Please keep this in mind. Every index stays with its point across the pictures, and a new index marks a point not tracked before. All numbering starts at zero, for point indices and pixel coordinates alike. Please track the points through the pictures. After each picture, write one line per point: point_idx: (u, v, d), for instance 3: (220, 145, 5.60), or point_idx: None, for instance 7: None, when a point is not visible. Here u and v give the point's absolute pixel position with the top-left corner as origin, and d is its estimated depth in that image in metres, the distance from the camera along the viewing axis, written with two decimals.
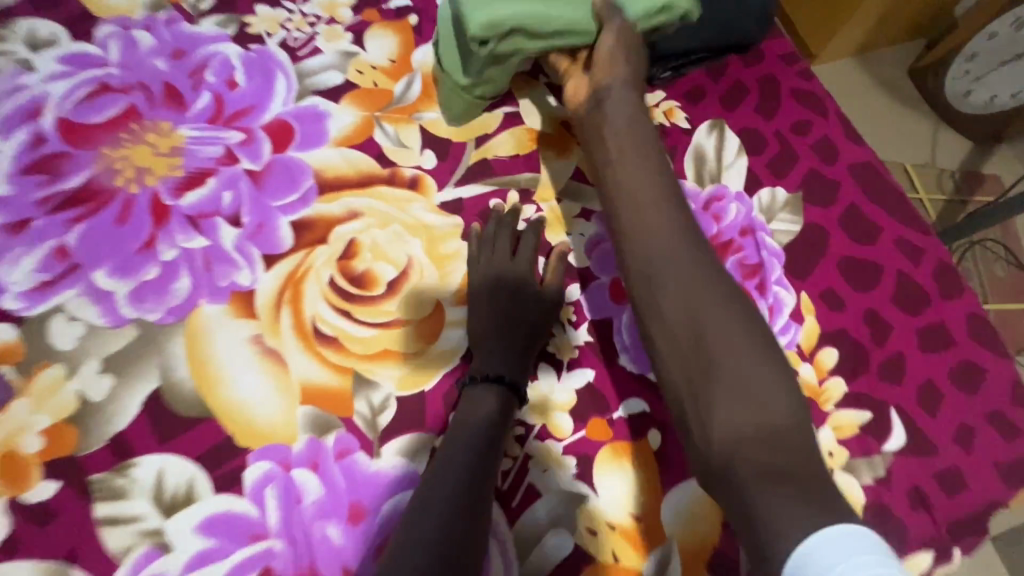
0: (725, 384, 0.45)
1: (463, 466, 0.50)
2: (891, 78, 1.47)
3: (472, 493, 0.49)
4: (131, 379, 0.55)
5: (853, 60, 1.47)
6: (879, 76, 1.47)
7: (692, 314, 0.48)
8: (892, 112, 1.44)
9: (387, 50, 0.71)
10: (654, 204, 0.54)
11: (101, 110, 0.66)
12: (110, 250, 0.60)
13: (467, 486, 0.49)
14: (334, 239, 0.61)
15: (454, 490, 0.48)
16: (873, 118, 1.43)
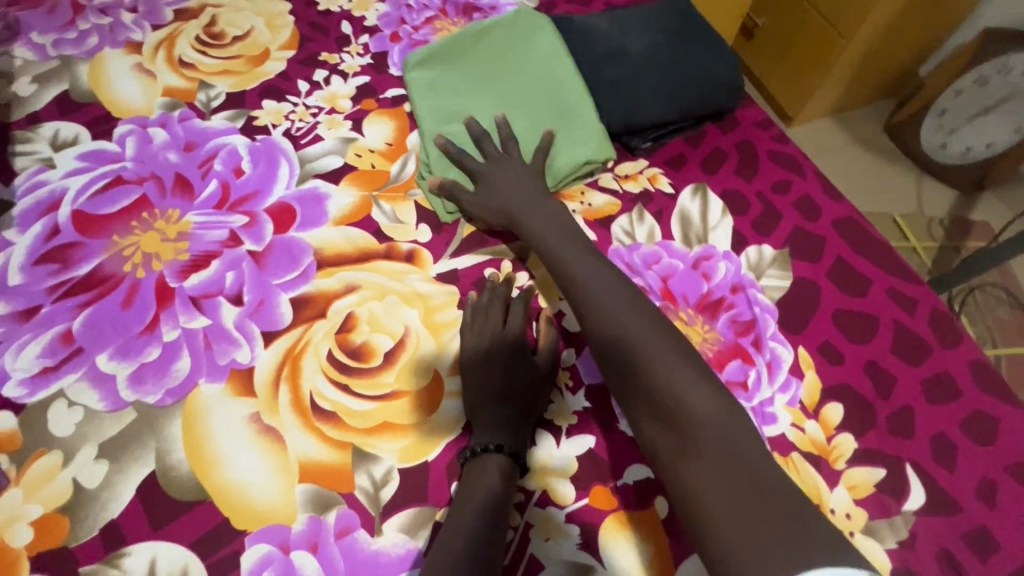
0: (729, 517, 0.36)
1: (467, 538, 0.47)
2: (869, 135, 1.54)
3: (477, 567, 0.46)
4: (127, 463, 0.55)
5: (830, 119, 1.55)
6: (857, 134, 1.54)
7: (651, 374, 0.46)
8: (874, 165, 1.49)
9: (384, 135, 0.76)
10: (594, 269, 0.56)
11: (115, 201, 0.70)
12: (113, 333, 0.61)
13: (470, 560, 0.46)
14: (333, 314, 0.62)
15: (458, 563, 0.45)
16: (857, 172, 1.48)
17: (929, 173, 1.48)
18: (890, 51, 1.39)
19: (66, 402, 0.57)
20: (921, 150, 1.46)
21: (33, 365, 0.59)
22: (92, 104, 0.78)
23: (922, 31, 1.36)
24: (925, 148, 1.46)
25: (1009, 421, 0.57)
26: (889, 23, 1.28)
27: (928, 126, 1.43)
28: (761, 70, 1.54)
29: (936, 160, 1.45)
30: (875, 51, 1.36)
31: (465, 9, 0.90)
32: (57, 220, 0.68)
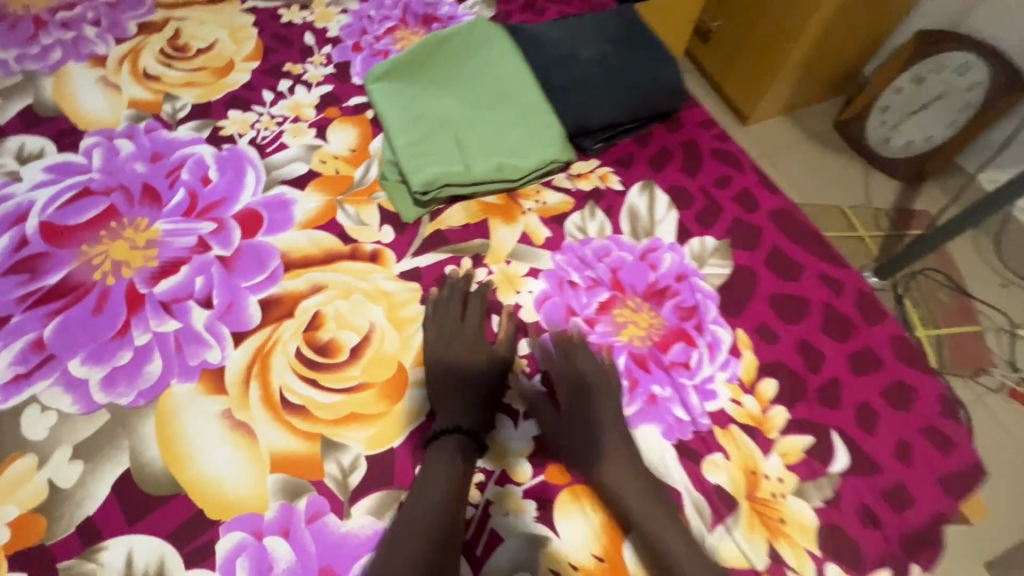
0: None
1: (433, 501, 0.53)
2: (820, 131, 1.62)
3: (440, 528, 0.51)
4: (101, 462, 0.57)
5: (783, 117, 1.63)
6: (808, 130, 1.62)
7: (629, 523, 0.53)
8: (825, 160, 1.57)
9: (347, 141, 0.79)
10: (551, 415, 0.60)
11: (83, 212, 0.72)
12: (84, 340, 0.63)
13: (435, 521, 0.52)
14: (300, 313, 0.65)
15: (420, 526, 0.51)
16: (809, 167, 1.55)
17: (876, 166, 1.57)
18: (834, 51, 1.47)
19: (40, 407, 0.59)
20: (867, 144, 1.54)
21: (5, 372, 0.61)
22: (57, 118, 0.80)
23: (863, 32, 1.45)
24: (871, 143, 1.54)
25: (924, 388, 0.63)
26: (832, 25, 1.36)
27: (873, 122, 1.51)
28: (717, 71, 1.61)
29: (882, 154, 1.53)
30: (821, 52, 1.44)
31: (424, 19, 0.93)
32: (24, 232, 0.70)
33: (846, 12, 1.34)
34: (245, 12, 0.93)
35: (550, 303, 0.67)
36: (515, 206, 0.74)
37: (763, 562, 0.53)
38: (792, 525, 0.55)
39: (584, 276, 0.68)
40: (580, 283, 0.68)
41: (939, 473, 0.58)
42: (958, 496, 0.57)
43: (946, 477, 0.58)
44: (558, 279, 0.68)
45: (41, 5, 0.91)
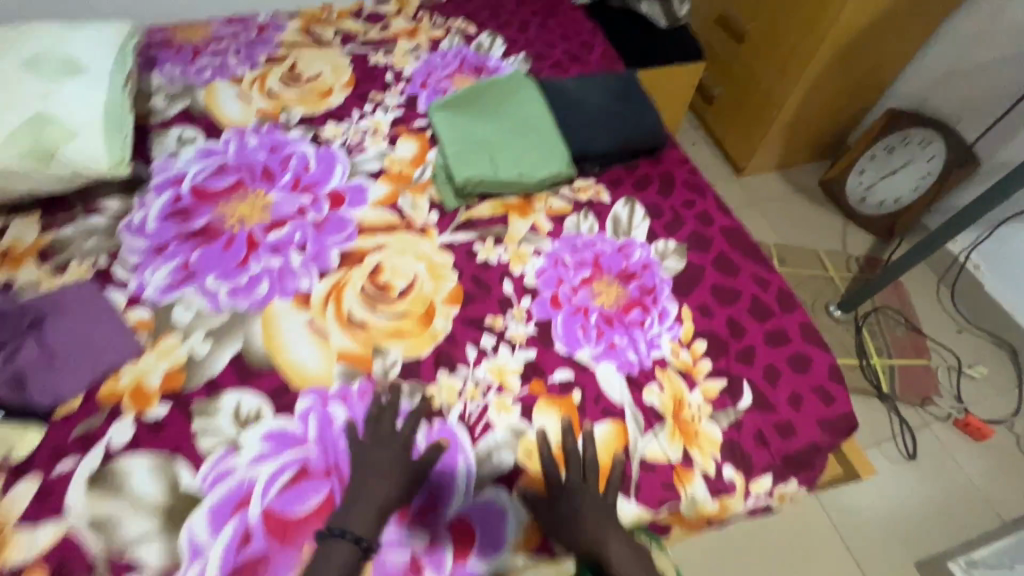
0: None
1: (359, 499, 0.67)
2: (807, 187, 1.86)
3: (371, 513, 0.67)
4: (223, 343, 0.82)
5: (775, 172, 1.88)
6: (796, 185, 1.86)
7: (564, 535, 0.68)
8: (808, 211, 1.80)
9: (411, 150, 1.07)
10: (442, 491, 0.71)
11: (221, 181, 1.01)
12: (217, 265, 0.90)
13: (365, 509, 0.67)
14: (367, 262, 0.91)
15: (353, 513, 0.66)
16: (793, 216, 1.78)
17: (854, 222, 1.78)
18: (816, 120, 1.73)
19: (186, 305, 0.86)
20: (847, 201, 1.76)
21: (165, 281, 0.88)
22: (206, 117, 1.11)
23: (842, 105, 1.71)
24: (850, 200, 1.76)
25: (819, 360, 0.84)
26: (809, 98, 1.63)
27: (851, 182, 1.74)
28: (717, 129, 1.88)
29: (859, 211, 1.75)
30: (803, 120, 1.70)
31: (475, 69, 1.23)
32: (180, 191, 0.99)
33: (821, 89, 1.61)
34: (343, 55, 1.25)
35: (546, 274, 0.91)
36: (529, 206, 0.99)
37: (677, 457, 0.74)
38: (703, 438, 0.76)
39: (574, 258, 0.93)
40: (571, 263, 0.92)
41: (820, 418, 0.79)
42: (830, 433, 0.79)
43: (824, 421, 0.79)
44: (554, 258, 0.93)
45: (199, 40, 1.24)
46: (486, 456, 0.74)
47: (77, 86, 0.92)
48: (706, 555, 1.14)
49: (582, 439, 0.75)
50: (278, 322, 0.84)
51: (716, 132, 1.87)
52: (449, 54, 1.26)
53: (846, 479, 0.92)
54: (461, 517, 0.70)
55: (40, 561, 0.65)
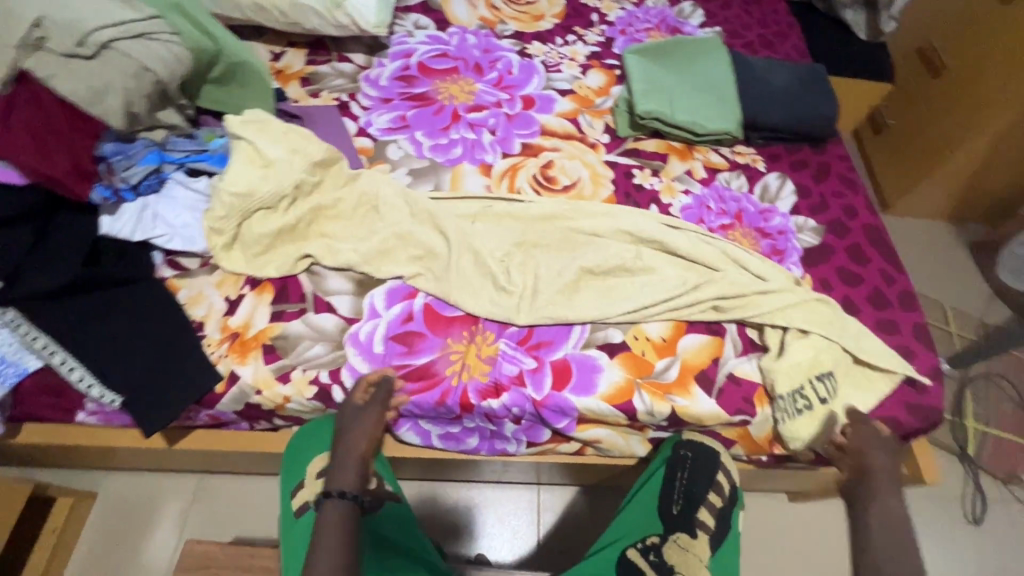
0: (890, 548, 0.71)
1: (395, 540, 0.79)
2: (964, 243, 1.69)
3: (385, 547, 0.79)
4: (419, 182, 1.02)
5: (944, 223, 1.72)
6: (965, 239, 1.70)
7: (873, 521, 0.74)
8: (959, 264, 1.66)
9: (599, 82, 1.21)
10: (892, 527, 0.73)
11: (442, 65, 1.20)
12: (425, 124, 1.10)
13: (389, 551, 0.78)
14: (542, 157, 1.07)
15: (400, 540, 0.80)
16: (938, 265, 1.65)
17: (1000, 296, 1.62)
18: (1010, 173, 1.54)
19: (397, 146, 1.07)
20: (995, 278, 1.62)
21: (385, 124, 1.10)
22: (438, 12, 1.31)
23: None
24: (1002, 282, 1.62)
25: (924, 358, 0.89)
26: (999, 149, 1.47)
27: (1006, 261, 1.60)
28: (873, 149, 1.77)
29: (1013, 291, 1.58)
30: (990, 169, 1.54)
31: (671, 31, 1.34)
32: (409, 64, 1.19)
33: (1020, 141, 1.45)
34: None
35: (688, 211, 1.02)
36: (690, 153, 1.10)
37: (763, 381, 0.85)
38: None
39: (718, 206, 1.03)
40: (714, 209, 1.02)
41: (910, 402, 0.85)
42: (921, 418, 0.84)
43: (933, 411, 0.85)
44: (700, 200, 1.03)
45: None
46: (598, 329, 0.86)
47: None
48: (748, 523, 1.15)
49: (677, 342, 0.86)
50: (541, 258, 0.90)
51: (872, 151, 1.77)
52: (651, 11, 1.37)
53: (907, 480, 0.95)
54: (565, 361, 0.83)
55: (271, 281, 0.88)
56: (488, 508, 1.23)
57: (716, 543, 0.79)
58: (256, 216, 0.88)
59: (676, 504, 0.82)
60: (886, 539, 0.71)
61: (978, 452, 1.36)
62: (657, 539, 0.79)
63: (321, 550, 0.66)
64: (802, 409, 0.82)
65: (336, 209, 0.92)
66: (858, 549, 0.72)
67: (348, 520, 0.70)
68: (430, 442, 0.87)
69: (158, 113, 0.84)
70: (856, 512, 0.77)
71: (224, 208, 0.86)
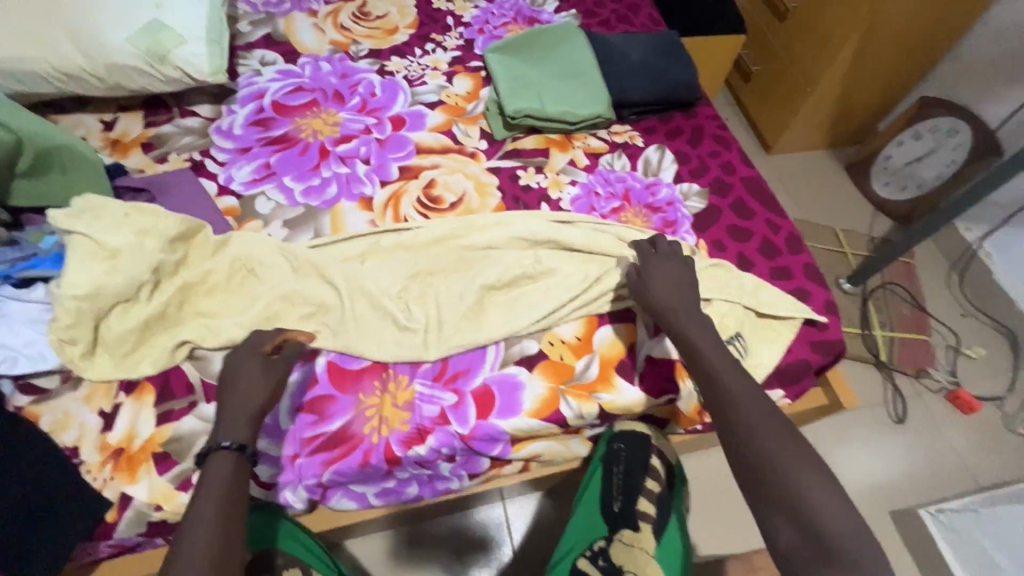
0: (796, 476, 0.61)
1: None
2: (839, 167, 1.82)
3: None
4: (297, 232, 0.96)
5: (821, 152, 1.84)
6: (841, 163, 1.82)
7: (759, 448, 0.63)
8: (840, 187, 1.78)
9: (466, 86, 1.17)
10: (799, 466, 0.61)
11: (298, 99, 1.11)
12: (292, 168, 1.02)
13: None
14: (422, 177, 1.02)
15: None
16: (822, 193, 1.76)
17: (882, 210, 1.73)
18: (865, 96, 1.66)
19: (266, 197, 0.99)
20: (872, 193, 1.73)
21: (247, 176, 1.01)
22: (284, 43, 1.21)
23: (888, 85, 1.64)
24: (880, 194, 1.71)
25: (818, 295, 0.94)
26: (850, 76, 1.58)
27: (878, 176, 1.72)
28: (746, 96, 1.85)
29: (890, 202, 1.70)
30: (846, 96, 1.65)
31: (529, 22, 1.32)
32: (261, 105, 1.10)
33: (865, 66, 1.56)
34: None
35: (579, 201, 1.01)
36: (570, 143, 1.09)
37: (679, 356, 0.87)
38: None
39: (606, 191, 1.03)
40: (603, 194, 1.02)
41: (814, 341, 0.89)
42: (826, 353, 0.89)
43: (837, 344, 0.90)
44: (588, 188, 1.03)
45: None
46: (512, 345, 0.84)
47: (186, 5, 1.05)
48: (707, 483, 1.18)
49: (592, 338, 0.86)
50: (439, 286, 0.87)
51: (745, 99, 1.85)
52: (506, 4, 1.34)
53: (829, 409, 1.01)
54: (486, 387, 0.81)
55: (149, 380, 0.79)
56: (458, 538, 1.16)
57: (657, 531, 0.84)
58: (115, 313, 0.79)
59: (616, 502, 0.87)
60: (788, 468, 0.61)
61: (888, 356, 1.48)
62: (604, 542, 0.83)
63: (204, 500, 0.60)
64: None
65: (208, 284, 0.84)
66: (755, 479, 0.62)
67: (240, 472, 0.63)
68: (368, 503, 0.82)
69: None
70: (744, 440, 0.65)
71: (70, 315, 0.75)
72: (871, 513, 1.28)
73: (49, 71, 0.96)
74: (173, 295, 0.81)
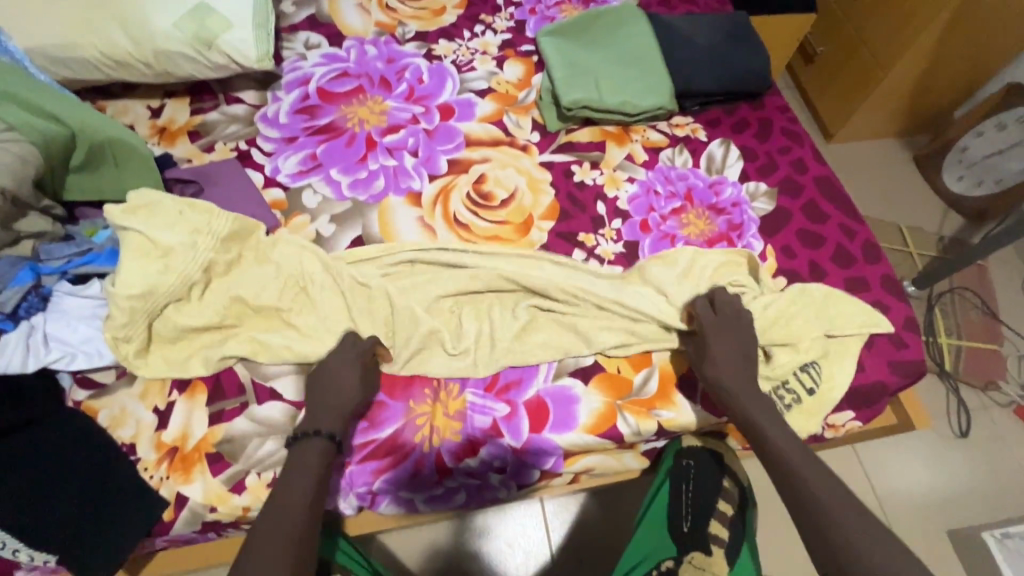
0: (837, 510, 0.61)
1: None
2: (907, 159, 1.69)
3: None
4: (345, 228, 0.93)
5: (887, 142, 1.71)
6: (910, 154, 1.69)
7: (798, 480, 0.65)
8: (907, 180, 1.66)
9: (517, 73, 1.11)
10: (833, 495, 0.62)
11: (344, 86, 1.07)
12: (339, 160, 0.99)
13: None
14: (473, 171, 0.97)
15: None
16: (887, 187, 1.65)
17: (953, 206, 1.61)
18: (944, 82, 1.53)
19: (313, 190, 0.96)
20: (942, 187, 1.61)
21: (294, 168, 0.98)
22: (329, 24, 1.16)
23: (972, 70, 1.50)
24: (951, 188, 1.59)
25: (895, 309, 0.88)
26: (930, 61, 1.44)
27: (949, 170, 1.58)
28: (808, 80, 1.72)
29: (963, 198, 1.57)
30: (923, 82, 1.52)
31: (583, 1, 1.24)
32: (307, 91, 1.06)
33: (949, 50, 1.42)
34: None
35: (637, 201, 0.95)
36: (627, 136, 1.03)
37: None
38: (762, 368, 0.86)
39: (666, 189, 0.97)
40: (662, 193, 0.96)
41: (890, 360, 0.84)
42: (902, 374, 0.84)
43: (914, 364, 0.84)
44: (647, 186, 0.97)
45: None
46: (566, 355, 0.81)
47: None
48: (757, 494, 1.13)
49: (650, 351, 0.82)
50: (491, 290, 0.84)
51: (807, 83, 1.72)
52: None
53: (897, 427, 0.95)
54: (539, 399, 0.78)
55: (201, 378, 0.79)
56: (495, 537, 1.14)
57: (731, 555, 0.79)
58: (168, 312, 0.78)
59: (685, 522, 0.84)
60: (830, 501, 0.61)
61: (953, 366, 1.39)
62: (673, 562, 0.81)
63: (297, 479, 0.64)
64: (790, 405, 0.81)
65: (255, 281, 0.82)
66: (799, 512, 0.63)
67: (322, 460, 0.66)
68: (415, 508, 0.82)
69: (18, 224, 0.74)
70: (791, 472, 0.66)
71: (125, 313, 0.75)
72: (929, 530, 1.22)
73: (98, 58, 0.94)
74: (225, 294, 0.79)
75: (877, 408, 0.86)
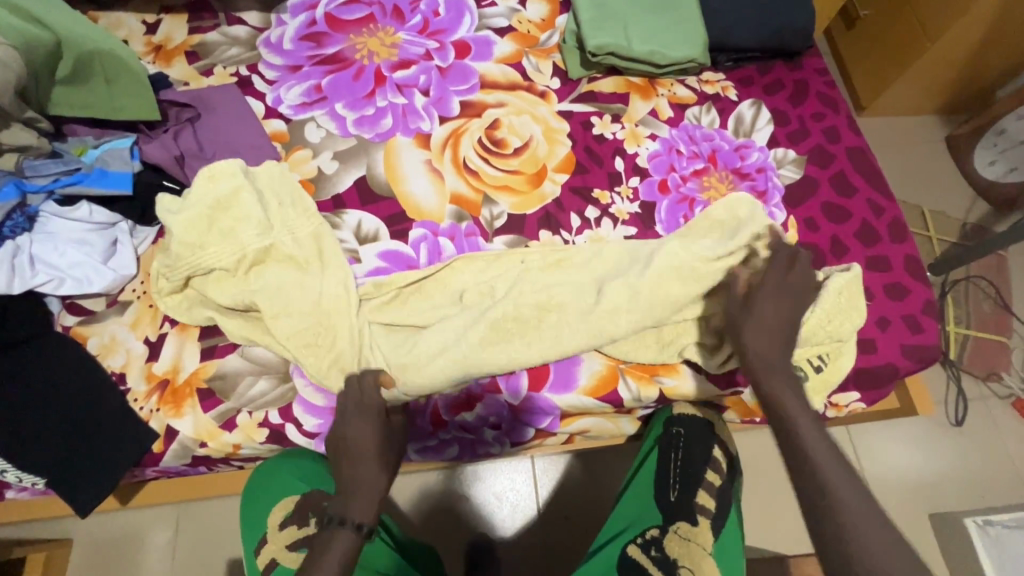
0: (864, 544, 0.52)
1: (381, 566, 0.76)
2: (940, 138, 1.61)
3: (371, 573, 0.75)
4: (349, 166, 0.88)
5: (921, 118, 1.62)
6: (943, 134, 1.61)
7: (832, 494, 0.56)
8: (937, 162, 1.59)
9: (540, 12, 1.03)
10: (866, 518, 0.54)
11: (353, 13, 0.99)
12: (345, 94, 0.93)
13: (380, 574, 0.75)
14: (486, 116, 0.92)
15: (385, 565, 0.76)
16: (914, 166, 1.58)
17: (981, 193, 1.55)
18: (993, 57, 1.43)
19: (316, 125, 0.91)
20: (970, 171, 1.55)
21: (297, 99, 0.92)
22: None
23: None
24: (980, 173, 1.53)
25: (915, 292, 0.85)
26: (981, 32, 1.35)
27: (981, 156, 1.51)
28: (847, 45, 1.62)
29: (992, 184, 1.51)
30: (970, 56, 1.42)
31: None
32: (313, 16, 0.98)
33: (1003, 22, 1.32)
34: None
35: (658, 159, 0.90)
36: (653, 90, 0.96)
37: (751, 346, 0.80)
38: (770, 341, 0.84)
39: (689, 149, 0.91)
40: (685, 153, 0.91)
41: (904, 344, 0.81)
42: (913, 358, 0.81)
43: (927, 349, 0.82)
44: (669, 145, 0.91)
45: None
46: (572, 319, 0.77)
47: None
48: (749, 464, 1.14)
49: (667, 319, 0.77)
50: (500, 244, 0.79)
51: (846, 48, 1.62)
52: None
53: (898, 412, 0.94)
54: None
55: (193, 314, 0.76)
56: (484, 489, 1.16)
57: (717, 526, 0.78)
58: (210, 277, 0.75)
59: (673, 491, 0.81)
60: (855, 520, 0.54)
61: (958, 354, 1.37)
62: (657, 531, 0.77)
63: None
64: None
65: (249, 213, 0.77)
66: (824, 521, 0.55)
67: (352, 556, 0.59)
68: (408, 457, 0.82)
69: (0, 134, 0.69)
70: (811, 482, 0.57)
71: None
72: (910, 512, 1.24)
73: None
74: (223, 236, 0.76)
75: (882, 391, 0.84)
